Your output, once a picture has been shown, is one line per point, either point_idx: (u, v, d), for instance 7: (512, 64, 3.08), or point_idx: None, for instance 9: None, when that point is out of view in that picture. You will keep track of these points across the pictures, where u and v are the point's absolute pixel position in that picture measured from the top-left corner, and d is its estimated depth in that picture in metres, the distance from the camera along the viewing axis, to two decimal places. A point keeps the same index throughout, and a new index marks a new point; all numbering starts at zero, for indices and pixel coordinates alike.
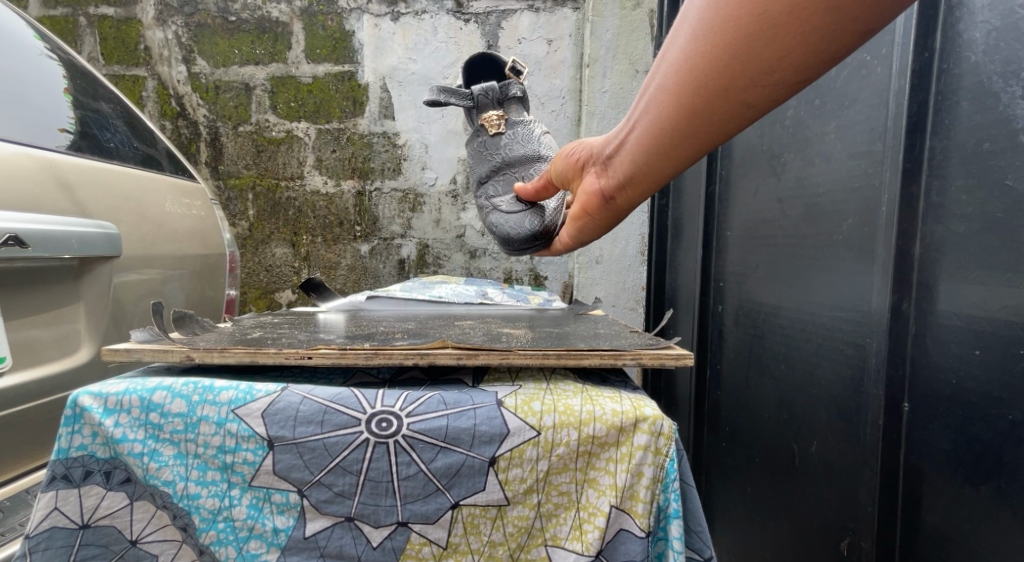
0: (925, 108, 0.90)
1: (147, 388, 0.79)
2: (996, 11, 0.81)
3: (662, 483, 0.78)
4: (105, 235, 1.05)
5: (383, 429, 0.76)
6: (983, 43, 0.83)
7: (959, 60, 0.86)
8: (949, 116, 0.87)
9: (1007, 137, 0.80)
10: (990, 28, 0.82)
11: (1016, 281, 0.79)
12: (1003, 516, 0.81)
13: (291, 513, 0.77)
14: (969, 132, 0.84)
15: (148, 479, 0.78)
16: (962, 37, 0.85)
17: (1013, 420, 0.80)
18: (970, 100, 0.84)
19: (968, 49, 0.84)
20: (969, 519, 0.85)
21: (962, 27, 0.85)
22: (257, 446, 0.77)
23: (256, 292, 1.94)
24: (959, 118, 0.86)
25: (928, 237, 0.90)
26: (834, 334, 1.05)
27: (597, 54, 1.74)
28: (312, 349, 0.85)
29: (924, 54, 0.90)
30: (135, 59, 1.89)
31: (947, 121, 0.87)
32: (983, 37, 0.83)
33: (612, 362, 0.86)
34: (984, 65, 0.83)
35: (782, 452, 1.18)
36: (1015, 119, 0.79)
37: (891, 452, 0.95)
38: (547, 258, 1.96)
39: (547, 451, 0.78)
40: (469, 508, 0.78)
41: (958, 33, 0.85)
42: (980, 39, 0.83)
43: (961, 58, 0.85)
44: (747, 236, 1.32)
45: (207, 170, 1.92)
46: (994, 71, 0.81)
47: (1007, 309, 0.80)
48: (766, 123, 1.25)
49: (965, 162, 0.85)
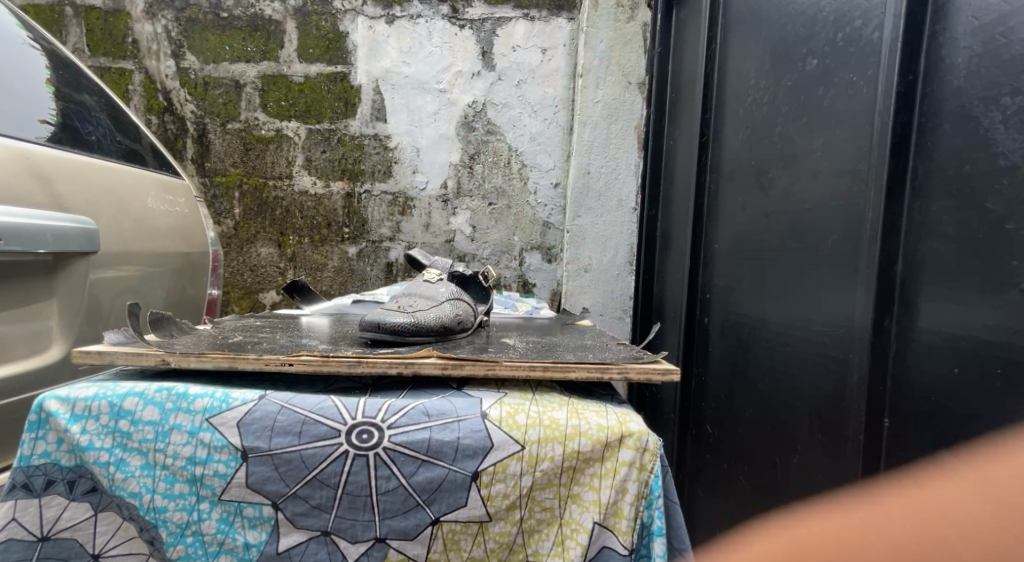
0: (909, 130, 0.89)
1: (117, 394, 0.76)
2: (978, 37, 0.80)
3: (647, 499, 0.77)
4: (83, 230, 1.01)
5: (363, 441, 0.74)
6: (966, 68, 0.81)
7: (941, 83, 0.85)
8: (931, 138, 0.86)
9: (986, 159, 0.78)
10: (972, 53, 0.81)
11: (996, 302, 0.76)
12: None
13: (262, 528, 0.75)
14: (950, 154, 0.83)
15: (114, 490, 0.75)
16: (945, 61, 0.84)
17: (988, 436, 0.76)
18: (952, 123, 0.83)
19: (950, 72, 0.83)
20: None
21: (945, 52, 0.84)
22: (230, 457, 0.74)
23: (240, 292, 1.91)
24: (941, 141, 0.84)
25: (910, 255, 0.88)
26: (819, 349, 1.04)
27: (591, 64, 1.79)
28: (293, 356, 0.82)
29: (908, 77, 0.88)
30: (122, 52, 1.86)
31: (929, 143, 0.86)
32: (966, 63, 0.81)
33: (598, 376, 0.84)
34: (966, 90, 0.81)
35: (765, 467, 1.17)
36: (995, 143, 0.77)
37: (870, 469, 0.92)
38: (537, 266, 1.94)
39: (530, 465, 0.76)
40: (449, 525, 0.75)
41: (941, 58, 0.85)
42: (962, 64, 0.82)
43: (944, 82, 0.84)
44: (735, 250, 1.31)
45: (193, 168, 1.89)
46: (975, 96, 0.80)
47: (984, 328, 0.78)
48: (755, 139, 1.25)
49: (946, 183, 0.83)
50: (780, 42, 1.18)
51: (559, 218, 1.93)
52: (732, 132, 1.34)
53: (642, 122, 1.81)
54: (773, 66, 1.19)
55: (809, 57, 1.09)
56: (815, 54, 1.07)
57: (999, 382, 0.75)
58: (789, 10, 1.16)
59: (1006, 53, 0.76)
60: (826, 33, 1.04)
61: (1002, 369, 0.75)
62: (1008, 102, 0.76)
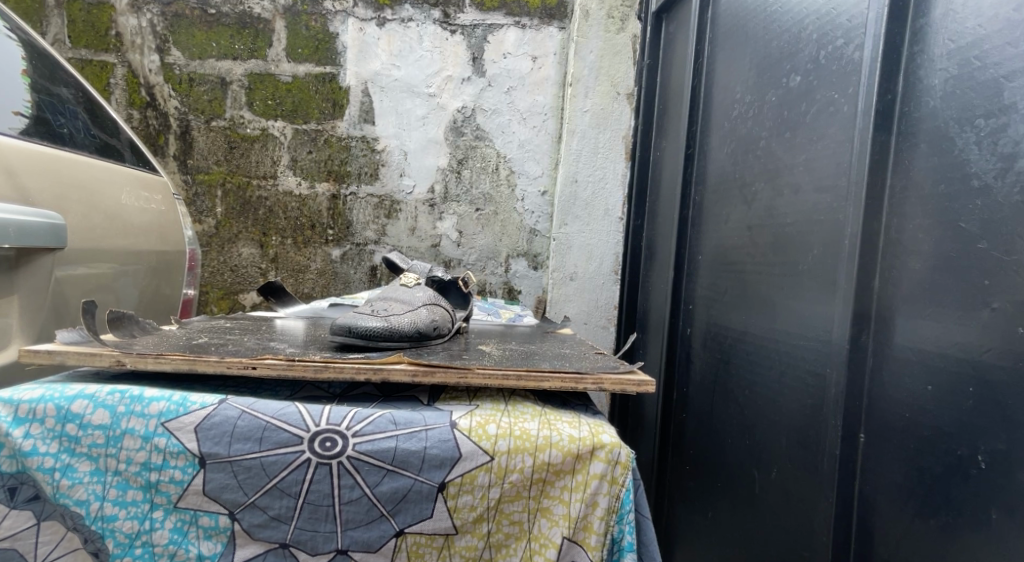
0: (887, 149, 0.88)
1: (65, 396, 0.74)
2: (954, 59, 0.80)
3: (617, 514, 0.75)
4: (50, 225, 0.97)
5: (327, 449, 0.72)
6: (941, 89, 0.81)
7: (918, 104, 0.84)
8: (909, 157, 0.85)
9: (960, 180, 0.78)
10: (948, 75, 0.80)
11: (967, 320, 0.75)
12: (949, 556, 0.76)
13: (218, 539, 0.73)
14: (927, 173, 0.82)
15: (59, 498, 0.72)
16: (922, 82, 0.84)
17: (962, 455, 0.75)
18: (928, 143, 0.82)
19: (927, 94, 0.83)
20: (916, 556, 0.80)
21: (922, 73, 0.84)
22: (187, 463, 0.72)
23: (218, 292, 1.88)
24: (918, 160, 0.84)
25: (886, 272, 0.87)
26: (797, 362, 1.03)
27: (580, 74, 1.79)
28: (257, 360, 0.81)
29: (887, 96, 0.88)
30: (105, 45, 1.82)
31: (907, 162, 0.85)
32: (942, 84, 0.81)
33: (573, 386, 0.83)
34: (942, 110, 0.81)
35: (742, 480, 1.15)
36: (969, 164, 0.77)
37: (846, 484, 0.91)
38: (522, 272, 1.93)
39: (499, 477, 0.74)
40: (414, 537, 0.74)
41: (918, 79, 0.84)
42: (939, 86, 0.81)
43: (921, 103, 0.84)
44: (718, 262, 1.31)
45: (174, 164, 1.85)
46: (951, 116, 0.79)
47: (958, 346, 0.77)
48: (739, 153, 1.24)
49: (923, 203, 0.82)
50: (765, 58, 1.18)
51: (545, 225, 1.92)
52: (717, 145, 1.34)
53: (630, 133, 1.81)
54: (758, 82, 1.19)
55: (793, 73, 1.09)
56: (798, 71, 1.07)
57: (971, 400, 0.75)
58: (774, 27, 1.16)
59: (981, 76, 0.76)
60: (809, 50, 1.05)
61: (974, 388, 0.74)
62: (981, 124, 0.76)
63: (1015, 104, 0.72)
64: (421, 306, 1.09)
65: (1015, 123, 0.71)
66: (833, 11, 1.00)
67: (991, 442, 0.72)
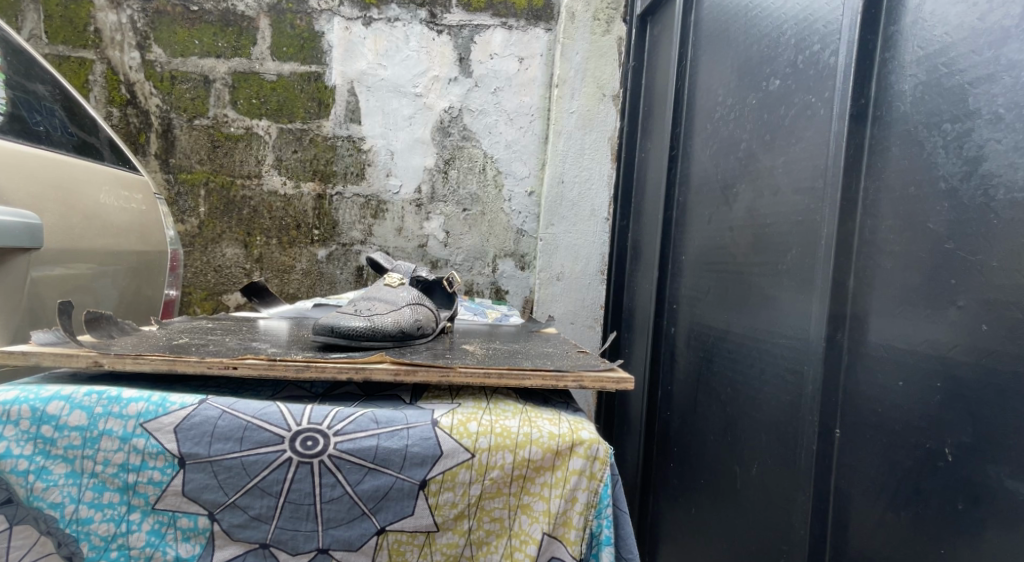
0: (860, 151, 0.89)
1: (40, 397, 0.73)
2: (923, 66, 0.81)
3: (596, 508, 0.76)
4: (26, 224, 0.96)
5: (308, 449, 0.72)
6: (911, 95, 0.82)
7: (890, 109, 0.85)
8: (881, 160, 0.86)
9: (928, 182, 0.79)
10: (917, 81, 0.81)
11: (935, 318, 0.77)
12: (918, 549, 0.77)
13: (197, 540, 0.73)
14: (898, 175, 0.83)
15: (32, 501, 0.72)
16: (894, 87, 0.85)
17: (931, 448, 0.76)
18: (899, 146, 0.84)
19: (898, 99, 0.84)
20: (888, 549, 0.81)
21: (893, 79, 0.85)
22: (166, 464, 0.72)
23: (201, 293, 1.86)
24: (890, 163, 0.85)
25: (860, 271, 0.88)
26: (776, 360, 1.04)
27: (567, 75, 1.79)
28: (238, 359, 0.81)
29: (860, 100, 0.89)
30: (83, 41, 1.80)
31: (878, 165, 0.86)
32: (912, 90, 0.82)
33: (554, 384, 0.83)
34: (912, 115, 0.82)
35: (724, 476, 1.16)
36: (937, 167, 0.78)
37: (822, 479, 0.91)
38: (509, 272, 1.93)
39: (479, 474, 0.74)
40: (395, 535, 0.74)
41: (890, 84, 0.85)
42: (909, 91, 0.83)
43: (892, 107, 0.85)
44: (701, 261, 1.32)
45: (156, 163, 1.83)
46: (920, 121, 0.81)
47: (926, 343, 0.78)
48: (721, 154, 1.25)
49: (894, 203, 0.84)
50: (745, 61, 1.19)
51: (532, 225, 1.93)
52: (700, 148, 1.35)
53: (615, 135, 1.82)
54: (739, 84, 1.20)
55: (772, 77, 1.10)
56: (777, 74, 1.08)
57: (939, 395, 0.76)
58: (754, 31, 1.17)
59: (947, 82, 0.77)
60: (787, 55, 1.06)
61: (941, 383, 0.76)
62: (948, 129, 0.77)
63: (980, 109, 0.73)
64: (403, 305, 1.09)
65: (980, 127, 0.73)
66: (810, 16, 1.01)
67: (957, 436, 0.73)
